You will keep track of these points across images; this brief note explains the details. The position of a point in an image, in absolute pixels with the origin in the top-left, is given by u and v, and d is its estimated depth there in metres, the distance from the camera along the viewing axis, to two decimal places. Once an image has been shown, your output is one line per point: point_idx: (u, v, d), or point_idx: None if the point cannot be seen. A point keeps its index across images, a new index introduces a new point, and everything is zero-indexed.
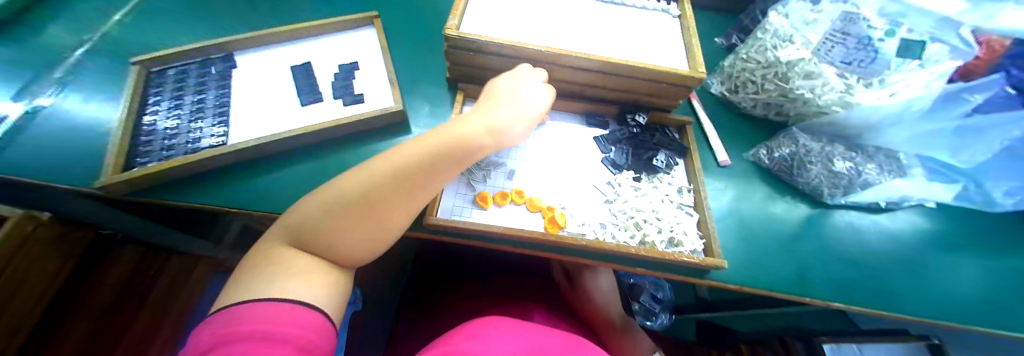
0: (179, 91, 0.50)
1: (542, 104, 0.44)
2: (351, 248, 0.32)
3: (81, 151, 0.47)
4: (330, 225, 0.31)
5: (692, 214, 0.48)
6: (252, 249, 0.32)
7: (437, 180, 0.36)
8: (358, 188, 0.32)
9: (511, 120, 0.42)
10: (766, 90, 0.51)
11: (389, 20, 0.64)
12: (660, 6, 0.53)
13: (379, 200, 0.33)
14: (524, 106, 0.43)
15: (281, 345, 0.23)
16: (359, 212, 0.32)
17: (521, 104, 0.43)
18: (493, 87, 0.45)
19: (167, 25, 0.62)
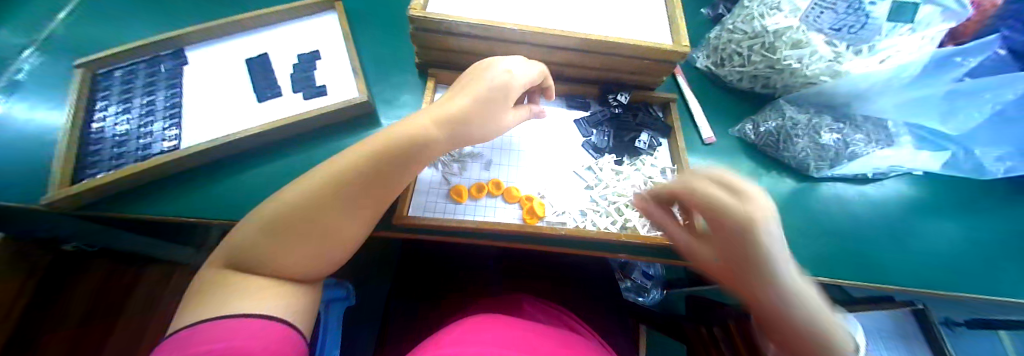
0: (126, 93, 0.46)
1: (518, 76, 0.39)
2: (299, 265, 0.30)
3: (26, 163, 0.44)
4: (272, 243, 0.29)
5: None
6: (197, 278, 0.30)
7: (389, 183, 0.34)
8: (297, 202, 0.30)
9: (478, 99, 0.37)
10: (753, 61, 0.48)
11: (352, 3, 0.59)
12: None
13: (322, 211, 0.30)
14: (494, 81, 0.38)
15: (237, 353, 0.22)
16: (301, 226, 0.30)
17: (491, 81, 0.38)
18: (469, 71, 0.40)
19: (109, 19, 0.57)
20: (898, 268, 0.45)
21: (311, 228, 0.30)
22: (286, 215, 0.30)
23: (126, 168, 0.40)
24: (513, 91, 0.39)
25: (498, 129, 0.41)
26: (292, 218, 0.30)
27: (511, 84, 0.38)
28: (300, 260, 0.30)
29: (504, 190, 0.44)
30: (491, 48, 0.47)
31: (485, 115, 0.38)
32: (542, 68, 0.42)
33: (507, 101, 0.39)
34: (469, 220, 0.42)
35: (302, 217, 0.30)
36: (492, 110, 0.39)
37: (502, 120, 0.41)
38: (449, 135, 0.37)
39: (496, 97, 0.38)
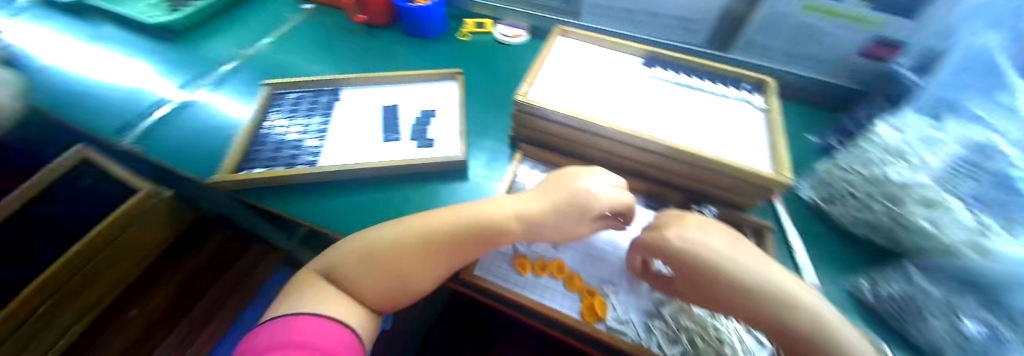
0: (292, 112, 0.60)
1: (602, 197, 0.42)
2: (370, 292, 0.37)
3: (210, 147, 0.58)
4: (356, 271, 0.37)
5: (765, 346, 0.39)
6: (297, 275, 0.40)
7: (459, 251, 0.40)
8: (386, 246, 0.38)
9: (555, 208, 0.42)
10: (872, 209, 0.43)
11: (471, 76, 0.71)
12: (743, 96, 0.52)
13: (401, 258, 0.38)
14: (576, 196, 0.42)
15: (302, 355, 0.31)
16: (381, 266, 0.37)
17: (574, 196, 0.42)
18: (555, 178, 0.46)
19: (298, 57, 0.76)
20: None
21: (387, 265, 0.38)
22: (381, 250, 0.38)
23: (275, 171, 0.51)
24: (591, 210, 0.42)
25: (569, 239, 0.43)
26: (387, 255, 0.38)
27: (592, 202, 0.42)
28: (374, 287, 0.37)
29: (567, 275, 0.44)
30: (579, 138, 0.50)
31: (559, 224, 0.42)
32: (629, 196, 0.43)
33: (584, 217, 0.42)
34: (526, 296, 0.42)
35: (398, 256, 0.38)
36: (566, 222, 0.42)
37: (576, 233, 0.43)
38: (521, 230, 0.42)
39: (575, 210, 0.41)
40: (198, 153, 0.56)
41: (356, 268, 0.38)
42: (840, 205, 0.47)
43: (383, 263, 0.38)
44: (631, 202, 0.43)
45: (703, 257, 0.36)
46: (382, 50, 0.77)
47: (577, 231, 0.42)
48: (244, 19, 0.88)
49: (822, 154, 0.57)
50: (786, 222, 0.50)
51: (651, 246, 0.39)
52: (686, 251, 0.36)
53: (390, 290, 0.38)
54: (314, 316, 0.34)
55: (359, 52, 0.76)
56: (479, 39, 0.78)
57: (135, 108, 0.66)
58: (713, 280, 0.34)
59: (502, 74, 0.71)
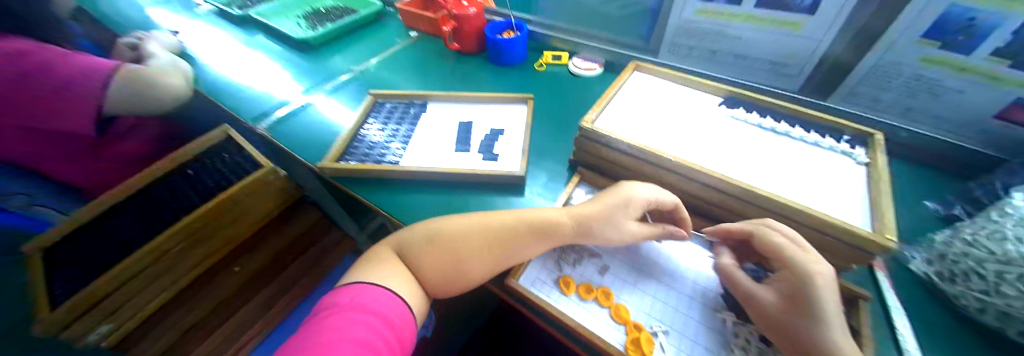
0: (386, 119, 0.70)
1: (641, 192, 0.44)
2: (430, 269, 0.43)
3: (319, 139, 0.69)
4: (424, 248, 0.44)
5: None
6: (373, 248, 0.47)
7: (514, 246, 0.44)
8: (453, 230, 0.44)
9: (601, 204, 0.45)
10: (1004, 294, 0.36)
11: (543, 102, 0.75)
12: (839, 147, 0.48)
13: (464, 244, 0.44)
14: (618, 193, 0.45)
15: (366, 326, 0.36)
16: (443, 246, 0.44)
17: (616, 193, 0.45)
18: (603, 191, 0.48)
19: (397, 74, 0.89)
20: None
21: (452, 251, 0.43)
22: (447, 234, 0.44)
23: (367, 165, 0.59)
24: (635, 205, 0.44)
25: (620, 238, 0.44)
26: (450, 244, 0.44)
27: (632, 196, 0.44)
28: (433, 269, 0.43)
29: (613, 304, 0.42)
30: (641, 169, 0.50)
31: (606, 220, 0.44)
32: (674, 198, 0.45)
33: (629, 212, 0.44)
34: (567, 315, 0.41)
35: (458, 245, 0.43)
36: (611, 216, 0.44)
37: (625, 229, 0.44)
38: (572, 226, 0.45)
39: (618, 204, 0.44)
40: (307, 143, 0.68)
41: (420, 252, 0.44)
42: (960, 284, 0.40)
43: (446, 249, 0.43)
44: (674, 201, 0.44)
45: (823, 280, 0.33)
46: (466, 74, 0.86)
47: (626, 228, 0.44)
48: (360, 40, 1.06)
49: (945, 224, 0.48)
50: (889, 293, 0.43)
51: (772, 248, 0.37)
52: (792, 268, 0.35)
53: (446, 274, 0.43)
54: (382, 289, 0.40)
55: (447, 74, 0.87)
56: (554, 70, 0.84)
57: (271, 104, 0.83)
58: (817, 301, 0.32)
59: (571, 103, 0.75)
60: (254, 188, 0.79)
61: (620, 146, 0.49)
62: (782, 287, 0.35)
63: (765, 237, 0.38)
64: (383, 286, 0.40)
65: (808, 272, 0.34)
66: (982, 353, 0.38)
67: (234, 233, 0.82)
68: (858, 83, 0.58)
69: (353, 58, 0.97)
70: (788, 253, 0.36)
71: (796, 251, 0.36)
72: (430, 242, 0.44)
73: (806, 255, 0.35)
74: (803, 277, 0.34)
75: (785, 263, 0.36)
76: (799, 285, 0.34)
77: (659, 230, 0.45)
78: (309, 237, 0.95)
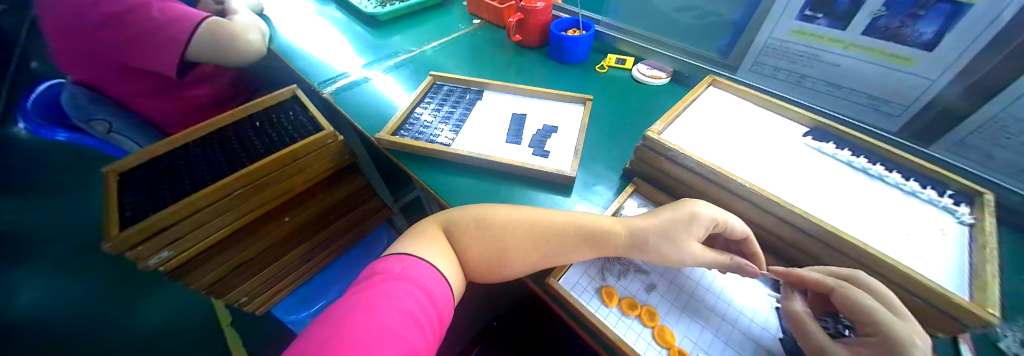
0: (442, 101, 0.71)
1: (705, 208, 0.41)
2: (473, 252, 0.43)
3: (376, 111, 0.71)
4: (474, 230, 0.44)
5: None
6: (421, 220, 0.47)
7: (560, 245, 0.43)
8: (503, 217, 0.44)
9: (661, 217, 0.43)
10: None
11: (600, 105, 0.73)
12: (940, 201, 0.43)
13: (511, 235, 0.43)
14: (681, 208, 0.43)
15: (412, 298, 0.36)
16: (490, 232, 0.43)
17: (678, 208, 0.43)
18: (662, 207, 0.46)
19: (456, 58, 0.90)
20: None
21: (497, 238, 0.43)
22: (496, 221, 0.44)
23: (422, 144, 0.60)
24: (699, 224, 0.41)
25: (678, 256, 0.41)
26: (498, 231, 0.43)
27: (697, 212, 0.41)
28: (476, 251, 0.43)
29: (657, 325, 0.40)
30: (704, 189, 0.48)
31: (665, 235, 0.41)
32: (744, 227, 0.42)
33: (692, 231, 0.41)
34: (606, 326, 0.40)
35: (504, 234, 0.43)
36: (671, 231, 0.41)
37: (685, 248, 0.41)
38: (625, 237, 0.43)
39: (680, 220, 0.41)
40: (366, 113, 0.71)
41: (465, 234, 0.44)
42: None
43: (492, 235, 0.43)
44: (744, 228, 0.42)
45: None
46: (524, 68, 0.86)
47: (688, 247, 0.41)
48: (424, 20, 1.08)
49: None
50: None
51: (861, 307, 0.32)
52: (885, 335, 0.30)
53: (488, 260, 0.43)
54: (428, 264, 0.40)
55: (505, 65, 0.87)
56: (615, 74, 0.81)
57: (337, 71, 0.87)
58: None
59: (630, 110, 0.72)
60: (313, 151, 0.81)
61: (687, 162, 0.47)
62: (866, 350, 0.30)
63: (850, 292, 0.33)
64: (428, 261, 0.40)
65: (902, 342, 0.29)
66: None
67: (287, 190, 0.83)
68: (968, 132, 0.51)
69: (417, 38, 1.00)
70: (882, 317, 0.31)
71: (888, 316, 0.31)
72: (476, 226, 0.44)
73: (906, 325, 0.30)
74: (896, 347, 0.29)
75: (874, 327, 0.31)
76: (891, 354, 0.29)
77: (725, 259, 0.41)
78: (350, 202, 0.98)
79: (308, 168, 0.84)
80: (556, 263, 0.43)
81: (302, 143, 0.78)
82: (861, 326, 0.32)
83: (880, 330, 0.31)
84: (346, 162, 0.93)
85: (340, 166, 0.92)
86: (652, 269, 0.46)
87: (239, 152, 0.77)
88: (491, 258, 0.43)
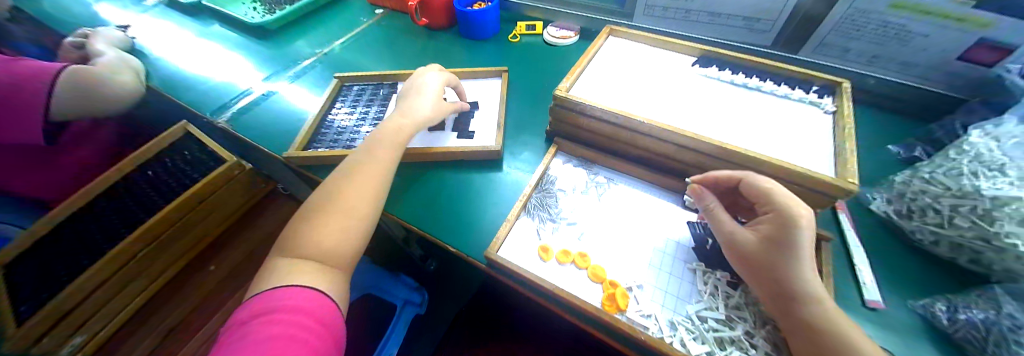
0: (355, 102, 0.66)
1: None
2: (329, 243, 0.40)
3: (283, 128, 0.65)
4: (308, 226, 0.42)
5: None
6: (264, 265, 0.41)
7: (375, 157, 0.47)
8: (320, 195, 0.44)
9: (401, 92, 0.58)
10: (956, 225, 0.39)
11: (516, 74, 0.74)
12: (808, 99, 0.49)
13: (333, 194, 0.44)
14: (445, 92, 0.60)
15: (291, 323, 0.33)
16: (321, 208, 0.43)
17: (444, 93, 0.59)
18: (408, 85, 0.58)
19: (365, 53, 0.85)
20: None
21: (338, 208, 0.42)
22: (320, 205, 0.43)
23: (338, 151, 0.55)
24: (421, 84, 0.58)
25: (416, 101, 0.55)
26: (332, 200, 0.43)
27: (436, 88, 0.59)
28: (332, 240, 0.40)
29: (590, 265, 0.43)
30: (618, 134, 0.50)
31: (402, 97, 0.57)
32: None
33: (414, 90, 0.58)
34: (548, 280, 0.42)
35: (332, 200, 0.43)
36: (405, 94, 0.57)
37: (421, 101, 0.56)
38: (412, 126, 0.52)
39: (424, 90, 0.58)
40: (272, 133, 0.65)
41: (306, 224, 0.41)
42: (917, 219, 0.43)
43: (322, 211, 0.42)
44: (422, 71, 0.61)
45: (805, 224, 0.34)
46: (438, 50, 0.83)
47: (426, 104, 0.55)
48: (322, 22, 1.00)
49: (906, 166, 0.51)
50: (848, 232, 0.47)
51: (760, 192, 0.37)
52: (773, 210, 0.36)
53: (335, 238, 0.41)
54: (302, 287, 0.37)
55: (417, 51, 0.83)
56: (528, 41, 0.81)
57: (232, 93, 0.78)
58: (798, 245, 0.34)
59: (546, 74, 0.73)
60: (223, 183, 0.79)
61: (596, 112, 0.49)
62: (765, 228, 0.36)
63: (752, 180, 0.38)
64: (303, 284, 0.37)
65: (793, 216, 0.34)
66: (925, 274, 0.43)
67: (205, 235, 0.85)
68: (827, 33, 0.58)
69: (319, 39, 0.93)
70: (776, 197, 0.36)
71: (781, 195, 0.36)
72: (320, 208, 0.43)
73: (795, 201, 0.35)
74: (788, 222, 0.34)
75: (771, 207, 0.36)
76: (786, 229, 0.34)
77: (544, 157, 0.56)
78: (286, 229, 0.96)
79: (218, 209, 0.84)
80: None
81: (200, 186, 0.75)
82: (763, 208, 0.37)
83: (772, 208, 0.36)
84: (261, 192, 0.96)
85: (252, 201, 0.93)
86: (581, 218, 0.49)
87: (123, 219, 0.70)
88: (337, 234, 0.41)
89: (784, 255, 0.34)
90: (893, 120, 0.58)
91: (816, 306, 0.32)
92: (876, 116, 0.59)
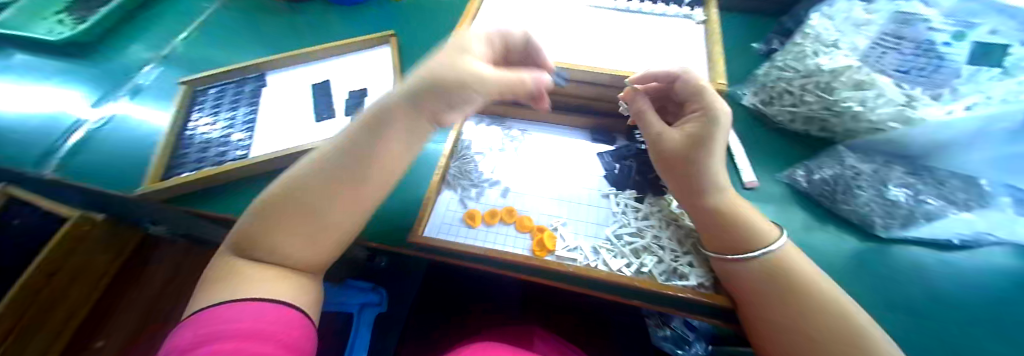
0: (216, 107, 0.56)
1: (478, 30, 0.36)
2: (293, 253, 0.31)
3: (129, 159, 0.53)
4: (263, 229, 0.31)
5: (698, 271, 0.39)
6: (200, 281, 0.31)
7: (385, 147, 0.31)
8: (290, 192, 0.31)
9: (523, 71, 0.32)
10: (806, 102, 0.47)
11: (405, 38, 0.67)
12: (682, 11, 0.51)
13: (299, 197, 0.31)
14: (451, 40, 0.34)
15: (263, 341, 0.24)
16: (292, 214, 0.31)
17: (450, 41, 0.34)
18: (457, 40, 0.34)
19: (219, 46, 0.71)
20: (995, 343, 0.37)
21: (302, 220, 0.31)
22: (281, 206, 0.31)
23: (203, 172, 0.47)
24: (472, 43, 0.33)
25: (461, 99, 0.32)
26: (295, 198, 0.31)
27: (466, 36, 0.33)
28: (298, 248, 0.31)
29: (516, 218, 0.44)
30: None
31: (439, 66, 0.31)
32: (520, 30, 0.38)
33: (467, 52, 0.32)
34: (478, 245, 0.41)
35: (293, 205, 0.31)
36: (441, 61, 0.31)
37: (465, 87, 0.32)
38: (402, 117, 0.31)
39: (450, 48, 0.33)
40: (115, 171, 0.51)
41: (262, 224, 0.31)
42: (776, 104, 0.51)
43: (287, 218, 0.31)
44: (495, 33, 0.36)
45: (727, 119, 0.36)
46: (310, 26, 0.71)
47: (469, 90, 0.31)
48: (153, 18, 0.79)
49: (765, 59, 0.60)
50: (727, 127, 0.53)
51: (692, 88, 0.37)
52: (702, 108, 0.36)
53: (317, 244, 0.32)
54: (251, 301, 0.27)
55: (283, 32, 0.71)
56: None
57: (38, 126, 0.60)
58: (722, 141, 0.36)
59: (437, 33, 0.68)
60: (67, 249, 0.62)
61: None
62: (692, 127, 0.37)
63: (691, 77, 0.38)
64: (255, 298, 0.27)
65: (720, 112, 0.36)
66: (786, 148, 0.51)
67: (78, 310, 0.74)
68: None
69: (149, 38, 0.75)
70: (705, 95, 0.36)
71: (712, 94, 0.36)
72: (275, 209, 0.31)
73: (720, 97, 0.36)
74: (713, 119, 0.35)
75: (701, 106, 0.37)
76: (712, 127, 0.35)
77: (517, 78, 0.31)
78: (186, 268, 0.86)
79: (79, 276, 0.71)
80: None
81: (49, 249, 0.59)
82: (691, 105, 0.38)
83: (700, 106, 0.37)
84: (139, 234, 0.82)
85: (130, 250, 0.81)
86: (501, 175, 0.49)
87: None
88: (313, 244, 0.32)
89: (701, 154, 0.36)
90: (745, 22, 0.66)
91: (722, 194, 0.37)
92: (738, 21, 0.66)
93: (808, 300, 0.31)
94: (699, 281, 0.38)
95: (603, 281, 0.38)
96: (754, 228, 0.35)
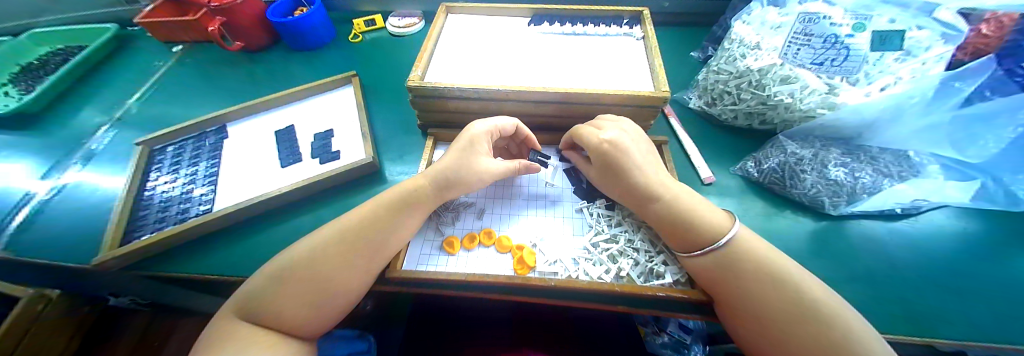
0: (176, 165, 0.55)
1: (478, 124, 0.45)
2: (293, 314, 0.34)
3: (83, 227, 0.50)
4: (277, 288, 0.35)
5: (674, 272, 0.40)
6: (194, 351, 0.32)
7: (395, 221, 0.40)
8: (287, 265, 0.36)
9: (512, 163, 0.47)
10: (743, 100, 0.52)
11: (369, 78, 0.69)
12: (623, 31, 0.56)
13: (317, 269, 0.35)
14: (463, 137, 0.45)
15: None
16: (300, 281, 0.35)
17: (462, 136, 0.45)
18: (468, 135, 0.44)
19: (178, 100, 0.71)
20: (947, 302, 0.39)
21: (310, 284, 0.35)
22: (291, 267, 0.36)
23: (165, 232, 0.45)
24: (481, 142, 0.44)
25: (477, 176, 0.44)
26: (301, 269, 0.35)
27: (475, 137, 0.44)
28: (296, 307, 0.34)
29: (496, 239, 0.44)
30: (484, 107, 0.50)
31: (459, 165, 0.43)
32: (512, 122, 0.47)
33: (478, 151, 0.44)
34: (458, 271, 0.40)
35: (285, 285, 0.35)
36: (462, 159, 0.43)
37: (479, 169, 0.44)
38: (430, 184, 0.43)
39: (465, 147, 0.44)
40: (65, 244, 0.48)
41: (260, 296, 0.34)
42: (719, 104, 0.56)
43: (281, 292, 0.34)
44: (501, 120, 0.46)
45: (612, 145, 0.42)
46: (272, 73, 0.72)
47: (481, 168, 0.44)
48: (106, 81, 0.77)
49: (703, 65, 0.66)
50: (679, 130, 0.56)
51: (581, 137, 0.45)
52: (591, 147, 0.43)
53: (315, 305, 0.35)
54: None
55: (245, 82, 0.72)
56: (371, 39, 0.77)
57: None
58: (619, 162, 0.41)
59: (400, 69, 0.70)
60: (25, 330, 0.58)
61: (454, 93, 0.47)
62: (597, 161, 0.43)
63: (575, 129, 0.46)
64: None
65: (598, 148, 0.42)
66: (732, 142, 0.55)
67: None
68: None
69: (100, 100, 0.73)
70: (587, 137, 0.43)
71: (591, 134, 0.43)
72: (271, 290, 0.34)
73: (594, 135, 0.43)
74: (603, 152, 0.42)
75: (587, 150, 0.44)
76: (601, 158, 0.42)
77: (518, 164, 0.47)
78: (153, 339, 0.80)
79: None
80: (358, 269, 0.36)
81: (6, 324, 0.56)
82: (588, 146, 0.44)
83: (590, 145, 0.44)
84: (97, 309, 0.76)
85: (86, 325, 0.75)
86: (476, 198, 0.49)
87: None
88: (313, 305, 0.34)
89: (617, 174, 0.42)
90: (681, 34, 0.73)
91: (657, 202, 0.40)
92: (675, 34, 0.73)
93: (771, 288, 0.32)
94: (676, 278, 0.40)
95: (587, 290, 0.39)
96: (714, 225, 0.37)
